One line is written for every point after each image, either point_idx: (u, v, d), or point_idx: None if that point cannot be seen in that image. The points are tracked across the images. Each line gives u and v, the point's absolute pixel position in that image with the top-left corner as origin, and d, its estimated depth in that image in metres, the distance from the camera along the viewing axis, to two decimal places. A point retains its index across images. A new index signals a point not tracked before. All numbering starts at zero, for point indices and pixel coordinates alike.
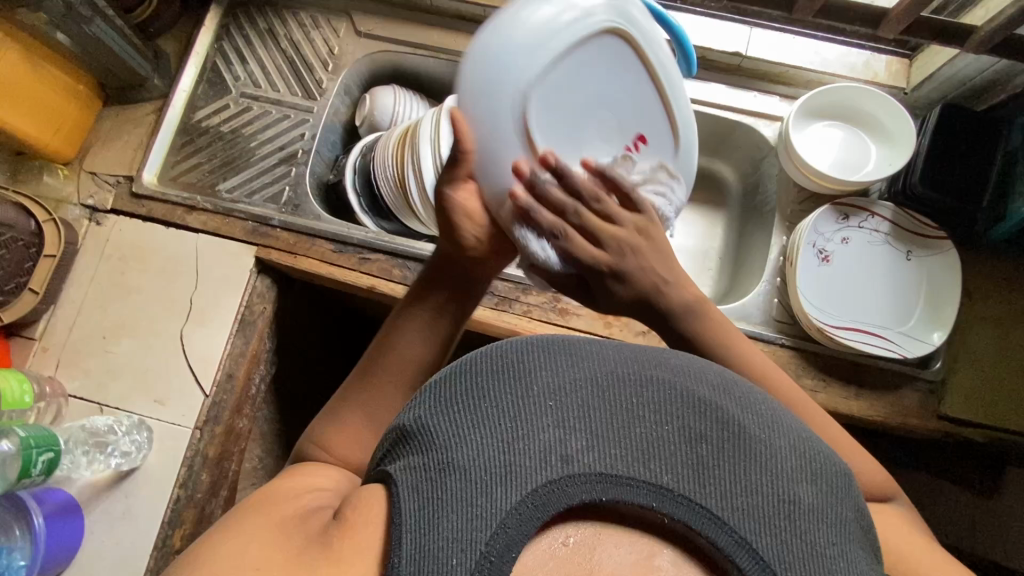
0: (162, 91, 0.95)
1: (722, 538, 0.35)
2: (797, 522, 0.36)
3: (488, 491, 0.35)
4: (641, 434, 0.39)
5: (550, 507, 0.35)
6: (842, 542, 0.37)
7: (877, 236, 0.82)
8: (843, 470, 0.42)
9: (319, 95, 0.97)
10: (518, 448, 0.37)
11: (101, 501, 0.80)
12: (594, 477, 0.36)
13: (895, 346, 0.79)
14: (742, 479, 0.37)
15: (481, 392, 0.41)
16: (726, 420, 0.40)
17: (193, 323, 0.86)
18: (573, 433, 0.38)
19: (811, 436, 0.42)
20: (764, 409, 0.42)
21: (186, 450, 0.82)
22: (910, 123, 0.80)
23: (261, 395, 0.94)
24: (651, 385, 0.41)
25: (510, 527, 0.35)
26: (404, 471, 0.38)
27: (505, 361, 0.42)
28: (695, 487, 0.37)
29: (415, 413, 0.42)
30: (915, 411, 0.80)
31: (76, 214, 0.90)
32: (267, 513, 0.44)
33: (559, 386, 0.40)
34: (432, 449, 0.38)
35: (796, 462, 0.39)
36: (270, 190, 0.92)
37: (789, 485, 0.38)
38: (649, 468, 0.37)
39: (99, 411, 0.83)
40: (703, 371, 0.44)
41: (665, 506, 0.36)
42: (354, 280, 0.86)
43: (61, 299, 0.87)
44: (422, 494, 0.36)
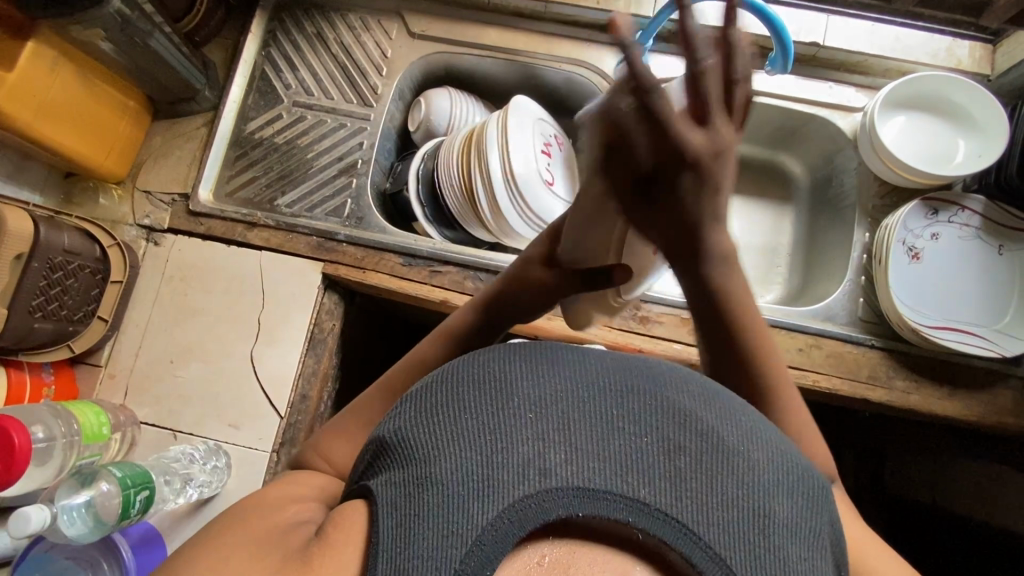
0: (212, 103, 0.92)
1: (695, 553, 0.35)
2: (771, 536, 0.37)
3: (465, 507, 0.35)
4: (620, 446, 0.38)
5: (526, 522, 0.36)
6: (811, 556, 0.37)
7: (967, 231, 0.80)
8: (820, 481, 0.42)
9: (375, 102, 0.93)
10: (497, 462, 0.37)
11: (182, 529, 0.78)
12: (570, 491, 0.36)
13: (991, 344, 0.77)
14: (720, 491, 0.37)
15: (462, 404, 0.41)
16: (707, 431, 0.40)
17: (262, 344, 0.84)
18: (552, 447, 0.38)
19: (789, 449, 0.42)
20: (745, 419, 0.42)
21: (265, 474, 0.80)
22: (1003, 113, 0.78)
23: (329, 413, 0.92)
24: (632, 395, 0.41)
25: (486, 543, 0.35)
26: (385, 486, 0.38)
27: (487, 373, 0.42)
28: (672, 501, 0.37)
29: (395, 424, 0.42)
30: (1010, 408, 0.78)
31: (134, 234, 0.88)
32: (253, 522, 0.43)
33: (539, 399, 0.40)
34: (412, 463, 0.38)
35: (774, 475, 0.39)
36: (331, 203, 0.89)
37: (765, 499, 0.38)
38: (626, 481, 0.37)
39: (174, 438, 0.81)
40: (686, 380, 0.44)
41: (640, 520, 0.36)
42: (427, 294, 0.83)
43: (125, 324, 0.85)
44: (401, 510, 0.37)
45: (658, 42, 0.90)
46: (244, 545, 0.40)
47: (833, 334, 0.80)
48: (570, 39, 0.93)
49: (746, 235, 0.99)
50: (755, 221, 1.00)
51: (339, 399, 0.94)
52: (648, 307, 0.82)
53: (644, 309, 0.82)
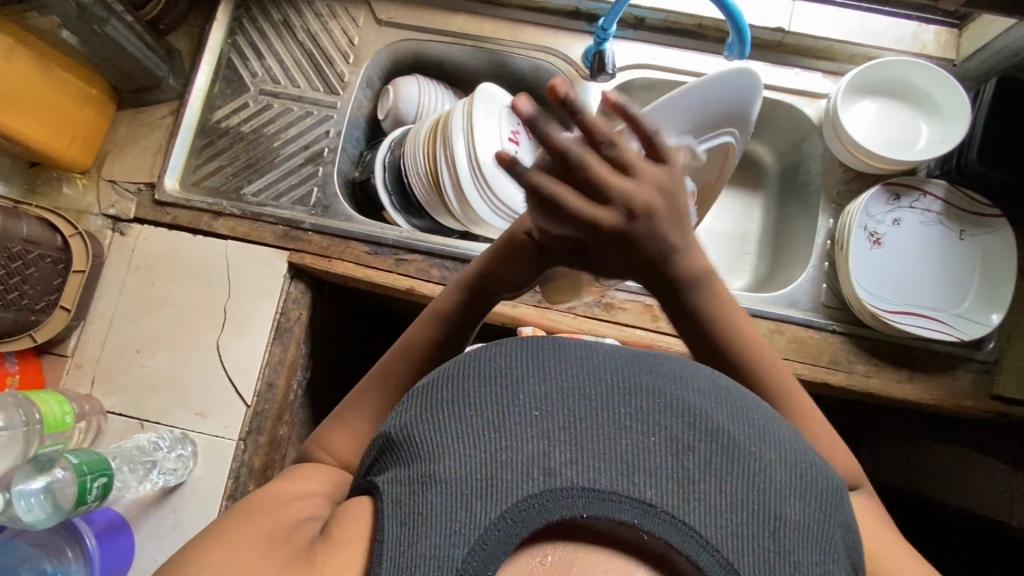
0: (177, 92, 0.92)
1: (704, 558, 0.34)
2: (782, 541, 0.36)
3: (467, 506, 0.35)
4: (627, 446, 0.38)
5: (530, 523, 0.35)
6: (822, 561, 0.37)
7: (929, 217, 0.80)
8: (835, 484, 0.41)
9: (342, 90, 0.93)
10: (501, 461, 0.37)
11: (150, 517, 0.79)
12: (577, 492, 0.35)
13: (951, 328, 0.77)
14: (730, 493, 0.36)
15: (468, 401, 0.40)
16: (718, 431, 0.39)
17: (228, 333, 0.84)
18: (558, 445, 0.37)
19: (805, 451, 0.41)
20: (758, 418, 0.41)
21: (231, 462, 0.81)
22: (964, 98, 0.78)
23: (299, 401, 0.92)
24: (642, 392, 0.41)
25: (488, 544, 0.34)
26: (389, 484, 0.38)
27: (494, 368, 0.42)
28: (680, 503, 0.36)
29: (401, 422, 0.42)
30: (969, 391, 0.78)
31: (99, 224, 0.87)
32: (254, 520, 0.43)
33: (546, 396, 0.40)
34: (415, 460, 0.38)
35: (787, 479, 0.38)
36: (297, 192, 0.89)
37: (778, 503, 0.37)
38: (633, 483, 0.36)
39: (141, 427, 0.82)
40: (698, 378, 0.43)
41: (648, 523, 0.35)
42: (393, 282, 0.84)
43: (91, 314, 0.85)
44: (403, 509, 0.36)
45: (623, 28, 0.90)
46: (248, 544, 0.40)
47: (795, 319, 0.81)
48: (538, 26, 0.93)
49: (716, 222, 0.99)
50: (725, 208, 1.00)
51: (308, 388, 0.95)
52: (612, 294, 0.82)
53: (609, 296, 0.83)
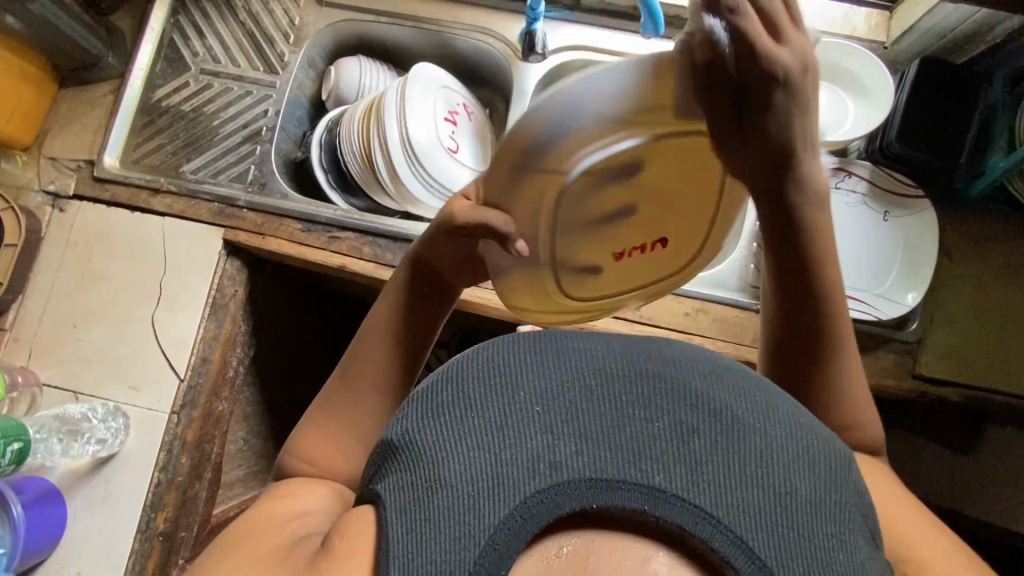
0: (118, 70, 0.92)
1: (717, 538, 0.35)
2: (795, 516, 0.36)
3: (476, 507, 0.36)
4: (631, 434, 0.38)
5: (540, 518, 0.35)
6: (839, 531, 0.37)
7: (854, 197, 0.81)
8: (843, 452, 0.43)
9: (281, 69, 0.94)
10: (507, 458, 0.37)
11: (84, 486, 0.80)
12: (584, 483, 0.36)
13: (873, 308, 0.78)
14: (737, 472, 0.37)
15: (468, 401, 0.41)
16: (719, 412, 0.40)
17: (163, 308, 0.85)
18: (562, 438, 0.38)
19: (807, 422, 0.42)
20: (757, 397, 0.42)
21: (164, 434, 0.82)
22: (888, 78, 0.78)
23: (240, 378, 0.93)
24: (639, 379, 0.41)
25: (499, 543, 0.35)
26: (394, 490, 0.38)
27: (493, 365, 0.42)
28: (687, 485, 0.36)
29: (402, 427, 0.42)
30: (891, 370, 0.79)
31: (38, 200, 0.88)
32: (254, 547, 0.45)
33: (547, 390, 0.40)
34: (420, 464, 0.39)
35: (790, 451, 0.39)
36: (235, 169, 0.90)
37: (783, 475, 0.37)
38: (639, 468, 0.36)
39: (76, 399, 0.83)
40: (692, 363, 0.44)
41: (659, 508, 0.35)
42: (324, 260, 0.85)
43: (29, 288, 0.86)
44: (410, 516, 0.37)
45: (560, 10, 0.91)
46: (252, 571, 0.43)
47: (720, 299, 0.82)
48: (477, 7, 0.93)
49: None
50: None
51: (250, 364, 0.96)
52: None
53: None
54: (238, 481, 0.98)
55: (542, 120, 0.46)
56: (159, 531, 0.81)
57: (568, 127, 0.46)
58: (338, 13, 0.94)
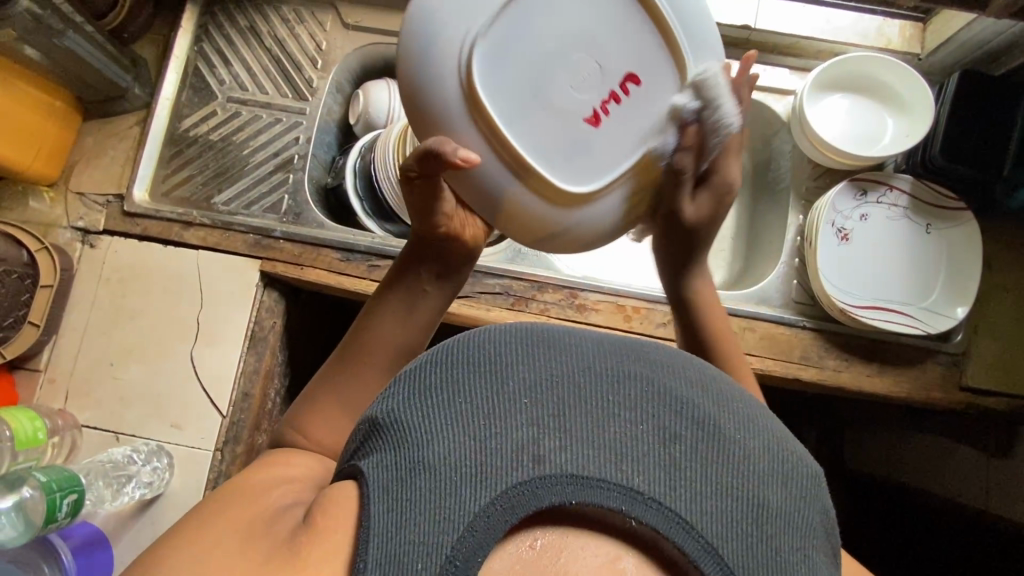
0: (143, 100, 0.91)
1: (688, 542, 0.36)
2: (763, 527, 0.38)
3: (458, 493, 0.36)
4: (614, 435, 0.40)
5: (520, 510, 0.36)
6: (802, 547, 0.39)
7: (895, 211, 0.81)
8: (816, 472, 0.43)
9: (311, 95, 0.93)
10: (493, 447, 0.38)
11: (128, 530, 0.79)
12: (566, 478, 0.37)
13: (918, 322, 0.78)
14: (714, 480, 0.39)
15: (457, 387, 0.41)
16: (702, 420, 0.41)
17: (202, 344, 0.83)
18: (547, 434, 0.39)
19: (783, 437, 0.43)
20: (740, 410, 0.43)
21: (209, 472, 0.80)
22: (929, 93, 0.78)
23: (278, 409, 0.92)
24: (627, 382, 0.42)
25: (478, 530, 0.35)
26: (376, 469, 0.38)
27: (483, 353, 0.43)
28: (664, 489, 0.38)
29: (388, 405, 0.42)
30: (938, 383, 0.79)
31: (68, 237, 0.86)
32: (238, 509, 0.43)
33: (535, 384, 0.41)
34: (404, 446, 0.39)
35: (766, 464, 0.41)
36: (269, 199, 0.89)
37: (758, 490, 0.39)
38: (620, 469, 0.38)
39: (116, 441, 0.81)
40: (681, 369, 0.45)
41: (634, 509, 0.37)
42: (366, 289, 0.84)
43: (63, 328, 0.84)
44: (391, 496, 0.37)
45: None
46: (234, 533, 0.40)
47: (766, 317, 0.81)
48: None
49: None
50: None
51: (287, 394, 0.95)
52: (584, 295, 0.83)
53: (581, 297, 0.83)
54: None
55: (500, 52, 0.53)
56: None
57: (542, 62, 0.54)
58: (365, 36, 0.93)
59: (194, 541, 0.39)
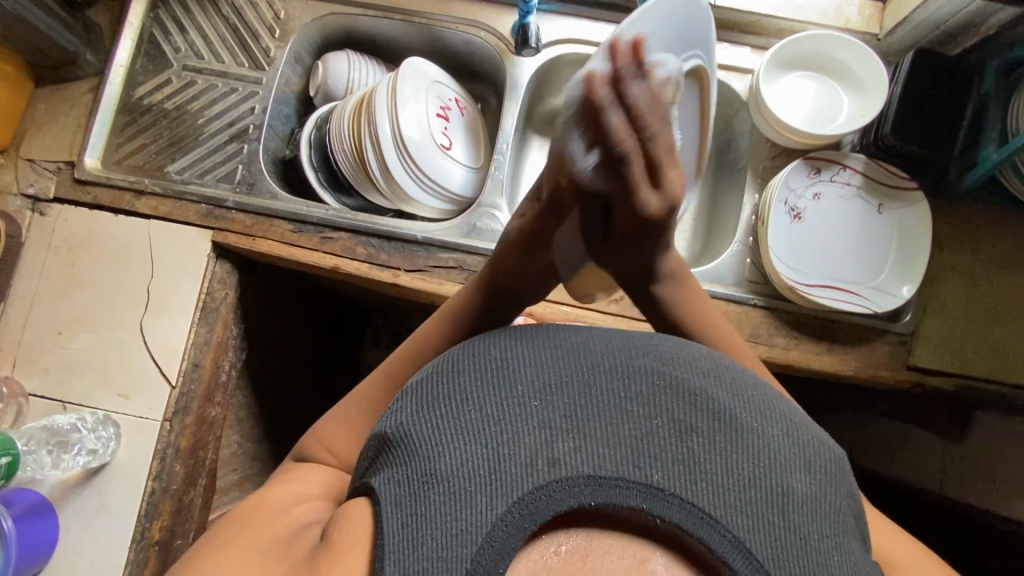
0: (97, 67, 0.89)
1: (715, 539, 0.36)
2: (790, 515, 0.38)
3: (473, 503, 0.37)
4: (629, 431, 0.40)
5: (538, 515, 0.36)
6: (832, 533, 0.39)
7: (849, 190, 0.81)
8: (837, 454, 0.44)
9: (268, 65, 0.91)
10: (504, 453, 0.38)
11: (74, 498, 0.78)
12: (582, 480, 0.37)
13: (867, 301, 0.78)
14: (737, 471, 0.39)
15: (465, 395, 0.42)
16: (717, 411, 0.41)
17: (151, 313, 0.83)
18: (560, 435, 0.39)
19: (804, 423, 0.43)
20: (757, 397, 0.43)
21: (157, 442, 0.80)
22: (883, 71, 0.78)
23: (232, 382, 0.91)
24: (638, 377, 0.42)
25: (498, 540, 0.36)
26: (390, 483, 0.39)
27: (488, 361, 0.44)
28: (687, 485, 0.38)
29: (397, 420, 0.43)
30: (886, 362, 0.80)
31: (17, 204, 0.85)
32: (255, 532, 0.45)
33: (543, 387, 0.42)
34: (416, 458, 0.40)
35: (788, 451, 0.41)
36: (223, 169, 0.88)
37: (781, 476, 0.39)
38: (639, 467, 0.38)
39: (63, 409, 0.80)
40: (690, 358, 0.45)
41: (656, 506, 0.37)
42: (317, 261, 0.83)
43: (11, 295, 0.83)
44: (406, 511, 0.38)
45: (553, 3, 0.90)
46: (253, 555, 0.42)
47: (717, 294, 0.81)
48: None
49: None
50: None
51: (242, 367, 0.94)
52: None
53: None
54: (233, 485, 0.97)
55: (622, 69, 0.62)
56: (155, 540, 0.80)
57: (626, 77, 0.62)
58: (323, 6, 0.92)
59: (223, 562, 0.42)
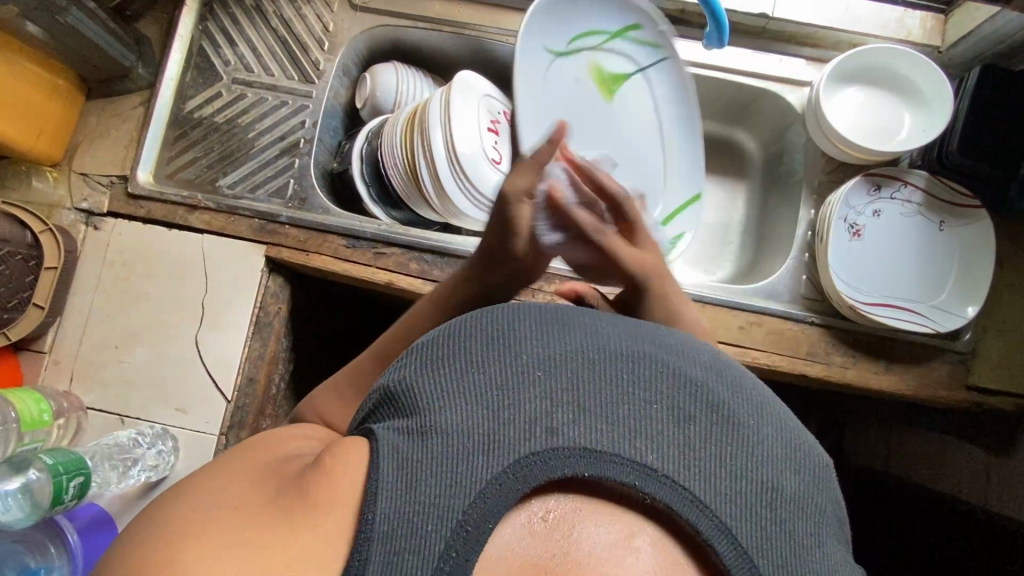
0: (147, 81, 0.89)
1: (702, 521, 0.37)
2: (778, 510, 0.38)
3: (469, 459, 0.37)
4: (628, 412, 0.40)
5: (530, 479, 0.37)
6: (817, 532, 0.39)
7: (909, 208, 0.80)
8: (827, 462, 0.44)
9: (317, 79, 0.91)
10: (505, 416, 0.39)
11: (134, 511, 0.79)
12: (578, 452, 0.38)
13: (927, 319, 0.78)
14: (730, 462, 0.39)
15: (472, 360, 0.42)
16: (716, 403, 0.42)
17: (206, 328, 0.83)
18: (561, 407, 0.40)
19: (797, 428, 0.44)
20: (757, 396, 0.44)
21: (214, 456, 0.81)
22: (948, 88, 0.78)
23: (282, 394, 0.92)
24: (644, 360, 0.43)
25: (489, 497, 0.36)
26: (388, 431, 0.39)
27: (498, 330, 0.44)
28: (679, 468, 0.38)
29: (401, 376, 0.43)
30: (945, 381, 0.79)
31: (72, 219, 0.86)
32: (255, 453, 0.43)
33: (549, 358, 0.42)
34: (416, 412, 0.40)
35: (782, 451, 0.41)
36: (274, 184, 0.88)
37: (775, 472, 0.40)
38: (633, 446, 0.39)
39: (121, 423, 0.81)
40: (697, 353, 0.46)
41: (648, 484, 0.37)
42: (371, 276, 0.83)
43: (67, 310, 0.84)
44: (399, 456, 0.37)
45: None
46: (247, 474, 0.40)
47: (775, 312, 0.80)
48: (519, 11, 0.90)
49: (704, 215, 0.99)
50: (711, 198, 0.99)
51: (291, 379, 0.94)
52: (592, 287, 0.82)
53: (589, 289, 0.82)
54: None
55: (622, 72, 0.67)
56: None
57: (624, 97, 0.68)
58: (575, 22, 0.81)
59: (201, 485, 0.39)
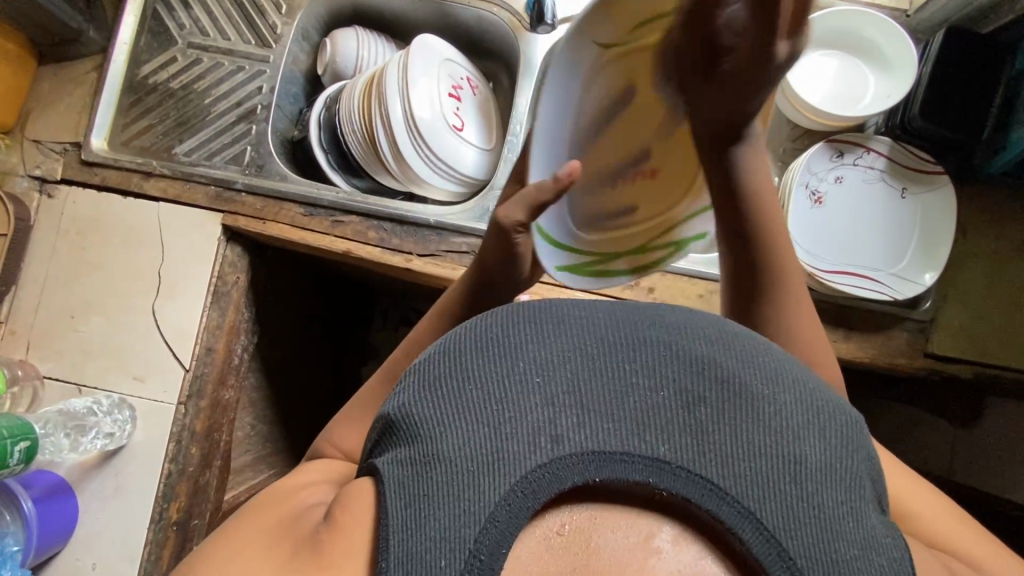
0: (100, 45, 0.87)
1: (723, 509, 0.36)
2: (803, 483, 0.37)
3: (476, 482, 0.36)
4: (635, 404, 0.40)
5: (540, 494, 0.36)
6: (849, 498, 0.38)
7: (872, 174, 0.79)
8: (853, 417, 0.43)
9: (274, 43, 0.89)
10: (506, 432, 0.38)
11: (92, 479, 0.79)
12: (587, 457, 0.37)
13: (887, 287, 0.77)
14: (747, 439, 0.38)
15: (467, 370, 0.41)
16: (726, 377, 0.41)
17: (163, 297, 0.82)
18: (563, 412, 0.39)
19: (815, 385, 0.43)
20: (766, 361, 0.43)
21: (172, 425, 0.80)
22: (911, 49, 0.76)
23: (245, 364, 0.91)
24: (643, 347, 0.42)
25: (499, 520, 0.35)
26: (390, 464, 0.39)
27: (491, 332, 0.43)
28: (694, 457, 0.37)
29: (400, 400, 0.42)
30: (904, 350, 0.78)
31: (25, 186, 0.84)
32: (263, 516, 0.45)
33: (545, 360, 0.41)
34: (417, 439, 0.39)
35: (801, 417, 0.40)
36: (231, 151, 0.87)
37: (794, 444, 0.38)
38: (644, 441, 0.38)
39: (78, 392, 0.81)
40: (698, 325, 0.44)
41: (664, 480, 0.37)
42: (329, 245, 0.82)
43: (22, 278, 0.83)
44: (407, 491, 0.37)
45: None
46: (255, 541, 0.42)
47: None
48: None
49: None
50: None
51: (255, 351, 0.94)
52: None
53: None
54: (248, 467, 0.97)
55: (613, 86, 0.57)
56: (173, 521, 0.80)
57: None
58: None
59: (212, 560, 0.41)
